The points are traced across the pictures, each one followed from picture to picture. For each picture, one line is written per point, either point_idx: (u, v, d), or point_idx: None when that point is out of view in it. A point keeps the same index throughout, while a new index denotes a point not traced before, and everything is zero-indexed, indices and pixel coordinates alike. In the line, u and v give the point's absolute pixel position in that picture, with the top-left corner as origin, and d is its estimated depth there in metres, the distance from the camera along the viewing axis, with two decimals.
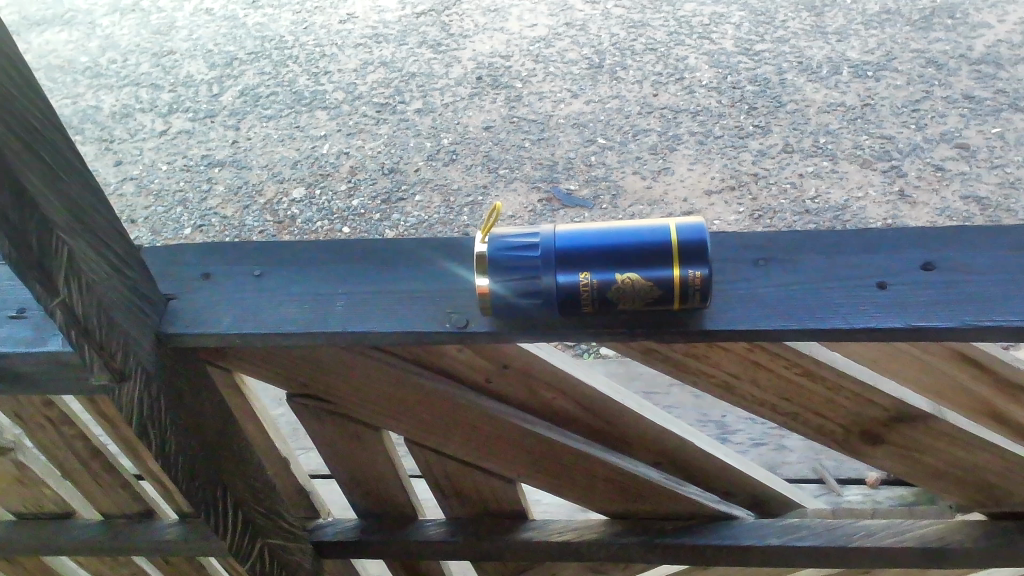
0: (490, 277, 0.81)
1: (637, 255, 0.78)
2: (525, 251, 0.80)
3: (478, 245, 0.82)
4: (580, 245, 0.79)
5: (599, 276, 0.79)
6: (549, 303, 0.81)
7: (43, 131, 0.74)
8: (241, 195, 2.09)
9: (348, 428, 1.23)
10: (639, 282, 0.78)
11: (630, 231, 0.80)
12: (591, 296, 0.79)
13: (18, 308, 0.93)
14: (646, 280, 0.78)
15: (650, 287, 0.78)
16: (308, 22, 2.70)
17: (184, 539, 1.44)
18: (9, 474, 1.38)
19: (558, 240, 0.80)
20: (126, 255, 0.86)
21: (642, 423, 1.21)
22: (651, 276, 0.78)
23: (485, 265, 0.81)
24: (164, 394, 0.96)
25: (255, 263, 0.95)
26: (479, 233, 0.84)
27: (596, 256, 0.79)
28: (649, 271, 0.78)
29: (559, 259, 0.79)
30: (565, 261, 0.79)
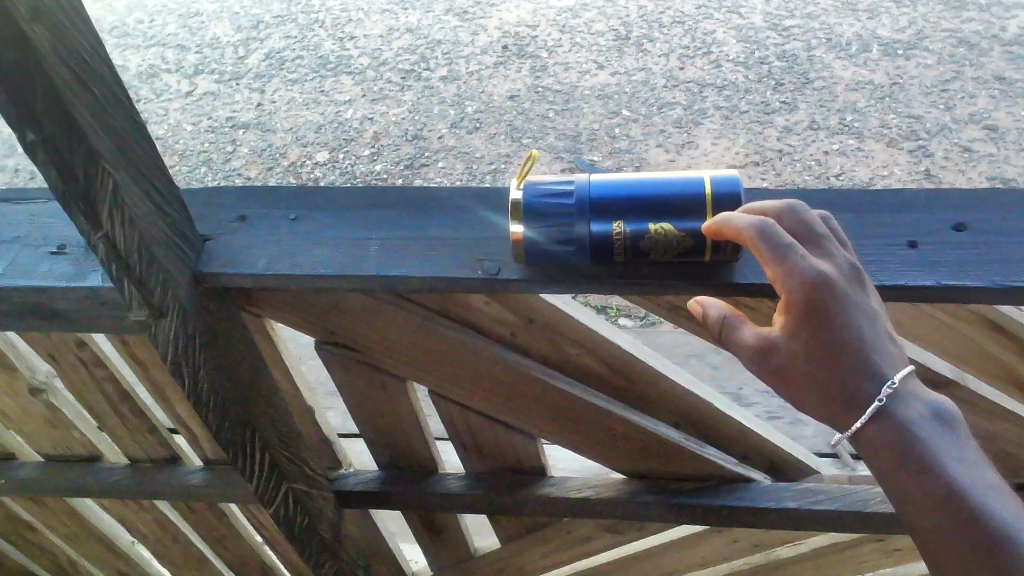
0: (525, 224, 0.82)
1: (670, 206, 0.79)
2: (560, 197, 0.81)
3: (514, 191, 0.83)
4: (613, 195, 0.80)
5: (633, 225, 0.80)
6: (582, 251, 0.82)
7: (93, 66, 0.75)
8: (266, 157, 2.15)
9: (374, 378, 1.25)
10: (672, 233, 0.79)
11: (664, 181, 0.80)
12: (625, 245, 0.80)
13: (59, 244, 0.96)
14: (679, 231, 0.79)
15: (682, 238, 0.79)
16: None
17: (209, 485, 1.47)
18: (41, 414, 1.41)
19: (593, 189, 0.81)
20: (167, 192, 0.87)
21: (665, 382, 1.22)
22: (683, 227, 0.79)
23: (520, 212, 0.82)
24: (199, 334, 0.98)
25: (292, 208, 0.96)
26: (514, 180, 0.85)
27: (630, 206, 0.80)
28: (681, 221, 0.79)
29: (594, 207, 0.80)
30: (600, 209, 0.80)
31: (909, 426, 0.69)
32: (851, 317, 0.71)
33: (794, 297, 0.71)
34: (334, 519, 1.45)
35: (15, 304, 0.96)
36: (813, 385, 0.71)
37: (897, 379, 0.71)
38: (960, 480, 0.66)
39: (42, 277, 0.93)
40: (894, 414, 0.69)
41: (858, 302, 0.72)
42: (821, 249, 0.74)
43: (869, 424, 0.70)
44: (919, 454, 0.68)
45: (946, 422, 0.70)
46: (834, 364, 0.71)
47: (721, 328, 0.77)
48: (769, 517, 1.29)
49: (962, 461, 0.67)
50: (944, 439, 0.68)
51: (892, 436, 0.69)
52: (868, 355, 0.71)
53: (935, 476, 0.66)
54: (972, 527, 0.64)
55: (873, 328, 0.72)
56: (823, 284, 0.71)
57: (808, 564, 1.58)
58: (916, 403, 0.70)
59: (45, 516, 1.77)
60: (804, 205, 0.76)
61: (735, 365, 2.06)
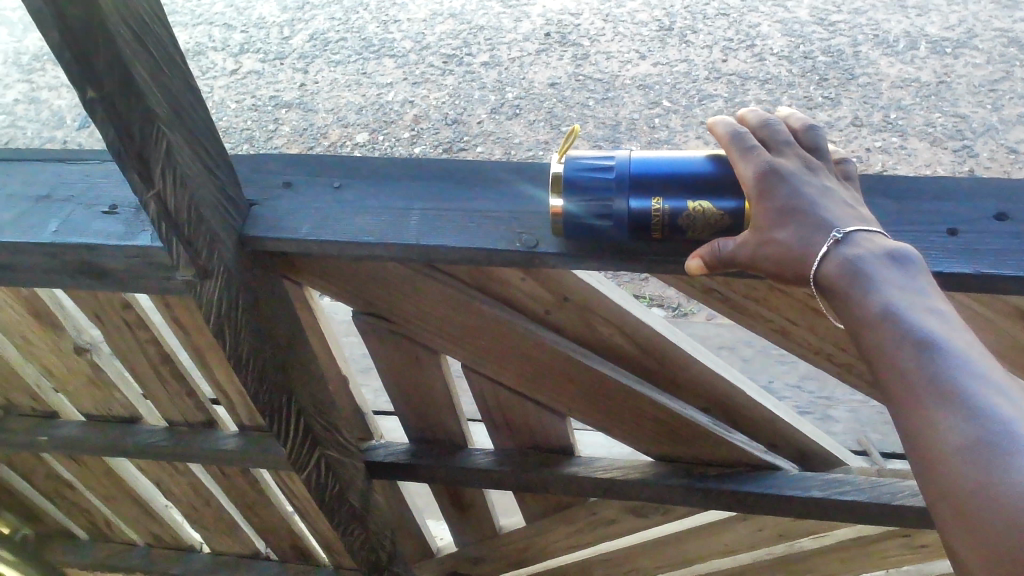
0: (564, 198, 0.83)
1: (710, 185, 0.79)
2: (600, 172, 0.82)
3: (554, 164, 0.83)
4: (653, 172, 0.81)
5: (672, 203, 0.80)
6: (619, 225, 0.83)
7: (152, 27, 0.77)
8: (306, 136, 2.22)
9: (408, 350, 1.27)
10: (710, 212, 0.79)
11: (704, 160, 0.81)
12: (662, 222, 0.81)
13: (110, 204, 0.99)
14: (718, 210, 0.79)
15: (720, 217, 0.79)
16: None
17: (243, 450, 1.50)
18: (84, 373, 1.46)
19: (633, 166, 0.82)
20: (217, 156, 0.90)
21: (696, 366, 1.23)
22: (722, 205, 0.79)
23: (560, 186, 0.83)
24: (242, 296, 1.00)
25: (335, 176, 0.98)
26: (555, 153, 0.85)
27: (669, 184, 0.81)
28: (720, 200, 0.79)
29: (633, 184, 0.81)
30: (639, 186, 0.81)
31: (863, 267, 0.69)
32: (801, 187, 0.74)
33: (747, 181, 0.76)
34: (363, 489, 1.48)
35: (67, 260, 1.00)
36: (771, 255, 0.74)
37: (850, 231, 0.71)
38: (904, 316, 0.64)
39: (94, 235, 0.96)
40: (844, 258, 0.70)
41: (811, 176, 0.75)
42: (780, 139, 0.77)
43: (825, 272, 0.71)
44: (867, 291, 0.67)
45: (905, 266, 0.68)
46: (786, 229, 0.73)
47: (713, 259, 0.78)
48: (796, 505, 1.29)
49: (916, 296, 0.66)
50: (900, 279, 0.67)
51: (844, 278, 0.69)
52: (819, 216, 0.72)
53: (881, 318, 0.65)
54: (909, 348, 0.62)
55: (830, 205, 0.73)
56: (768, 165, 0.75)
57: (832, 557, 1.58)
58: (874, 248, 0.70)
59: (84, 475, 1.82)
60: (775, 114, 0.81)
61: (766, 359, 2.06)
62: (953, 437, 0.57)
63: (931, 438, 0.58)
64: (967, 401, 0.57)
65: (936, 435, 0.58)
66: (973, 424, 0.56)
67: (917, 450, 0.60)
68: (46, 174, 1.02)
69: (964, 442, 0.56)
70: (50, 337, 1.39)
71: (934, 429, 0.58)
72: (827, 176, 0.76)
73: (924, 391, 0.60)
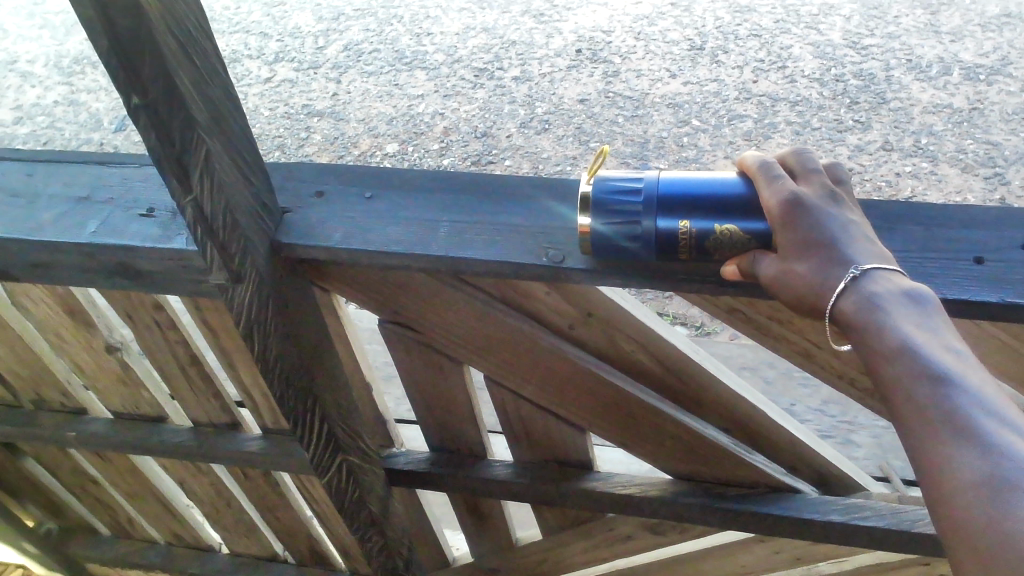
0: (593, 217, 0.84)
1: (737, 207, 0.80)
2: (628, 194, 0.83)
3: (584, 185, 0.85)
4: (681, 194, 0.82)
5: (698, 224, 0.81)
6: (647, 246, 0.83)
7: (195, 36, 0.80)
8: (337, 145, 2.24)
9: (432, 359, 1.28)
10: (737, 234, 0.80)
11: (732, 182, 0.81)
12: (689, 243, 0.82)
13: (148, 208, 1.02)
14: (745, 232, 0.79)
15: (748, 240, 0.79)
16: None
17: (266, 453, 1.52)
18: (114, 372, 1.49)
19: (660, 187, 0.83)
20: (253, 163, 0.92)
21: (717, 386, 1.23)
22: (749, 228, 0.79)
23: (588, 206, 0.85)
24: (272, 301, 1.02)
25: (368, 186, 1.00)
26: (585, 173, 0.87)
27: (697, 205, 0.81)
28: (747, 222, 0.79)
29: (661, 205, 0.82)
30: (666, 207, 0.82)
31: (879, 301, 0.68)
32: (825, 217, 0.73)
33: (772, 209, 0.76)
34: (382, 496, 1.49)
35: (104, 261, 1.02)
36: (790, 284, 0.74)
37: (869, 265, 0.71)
38: (921, 354, 0.64)
39: (131, 237, 0.99)
40: (862, 292, 0.69)
41: (835, 208, 0.74)
42: (810, 173, 0.78)
43: (842, 306, 0.70)
44: (883, 325, 0.66)
45: (921, 300, 0.68)
46: (807, 259, 0.73)
47: (743, 271, 0.80)
48: (814, 529, 1.29)
49: (932, 332, 0.65)
50: (916, 315, 0.67)
51: (860, 312, 0.68)
52: (840, 248, 0.72)
53: (897, 355, 0.64)
54: (927, 388, 0.62)
55: (855, 240, 0.73)
56: (793, 194, 0.75)
57: None
58: (891, 283, 0.69)
59: (109, 472, 1.85)
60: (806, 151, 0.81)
61: (788, 381, 2.06)
62: (972, 479, 0.57)
63: (948, 477, 0.58)
64: (985, 443, 0.57)
65: (953, 475, 0.58)
66: (988, 467, 0.56)
67: (933, 488, 0.59)
68: (86, 176, 1.05)
69: (983, 485, 0.56)
70: (82, 335, 1.42)
71: (951, 471, 0.58)
72: (851, 210, 0.76)
73: (940, 431, 0.60)
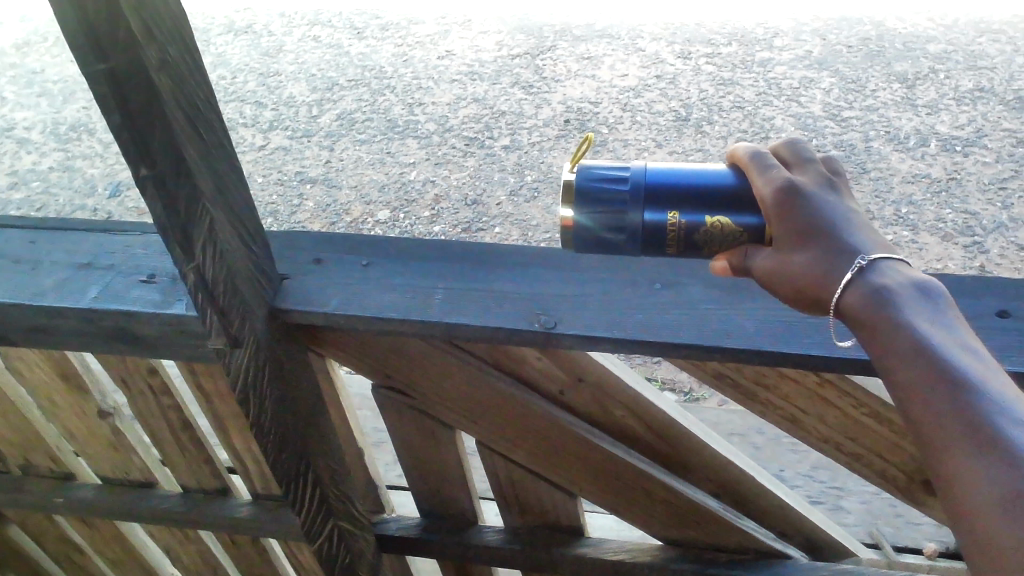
0: (577, 208, 0.81)
1: (729, 200, 0.78)
2: (614, 183, 0.80)
3: (566, 173, 0.82)
4: (669, 184, 0.80)
5: (689, 217, 0.79)
6: (633, 240, 0.80)
7: (202, 111, 0.83)
8: (330, 212, 2.34)
9: (425, 424, 1.29)
10: (729, 227, 0.77)
11: (723, 174, 0.80)
12: (678, 236, 0.79)
13: (149, 273, 1.04)
14: (738, 226, 0.77)
15: (741, 234, 0.78)
16: (408, 56, 2.87)
17: (255, 518, 1.51)
18: (105, 436, 1.48)
19: (648, 177, 0.80)
20: (254, 231, 0.95)
21: (707, 451, 1.25)
22: (742, 222, 0.77)
23: (573, 196, 0.81)
24: (268, 366, 1.03)
25: (366, 255, 1.03)
26: (567, 163, 0.84)
27: (686, 196, 0.79)
28: (740, 216, 0.78)
29: (649, 196, 0.79)
30: (654, 198, 0.79)
31: (891, 297, 0.66)
32: (823, 207, 0.72)
33: (765, 199, 0.74)
34: (372, 562, 1.49)
35: (103, 325, 1.04)
36: (788, 275, 0.72)
37: (874, 258, 0.69)
38: (937, 353, 0.62)
39: (133, 302, 1.01)
40: (872, 286, 0.67)
41: (833, 198, 0.73)
42: (803, 163, 0.76)
43: (848, 301, 0.68)
44: (895, 322, 0.65)
45: (933, 298, 0.66)
46: (806, 250, 0.71)
47: (735, 265, 0.77)
48: None
49: (946, 331, 0.64)
50: (929, 312, 0.65)
51: (871, 307, 0.67)
52: (841, 238, 0.71)
53: (912, 354, 0.63)
54: (943, 388, 0.60)
55: (854, 233, 0.71)
56: (790, 182, 0.73)
57: None
58: (902, 278, 0.67)
59: (94, 539, 1.83)
60: (799, 142, 0.80)
61: (777, 447, 2.07)
62: (990, 487, 0.55)
63: (963, 480, 0.57)
64: (1002, 448, 0.56)
65: (970, 481, 0.56)
66: (1006, 475, 0.55)
67: (947, 495, 0.58)
68: (89, 243, 1.07)
69: (1003, 492, 0.54)
70: (75, 399, 1.42)
71: (966, 475, 0.57)
72: (849, 200, 0.75)
73: (957, 433, 0.58)
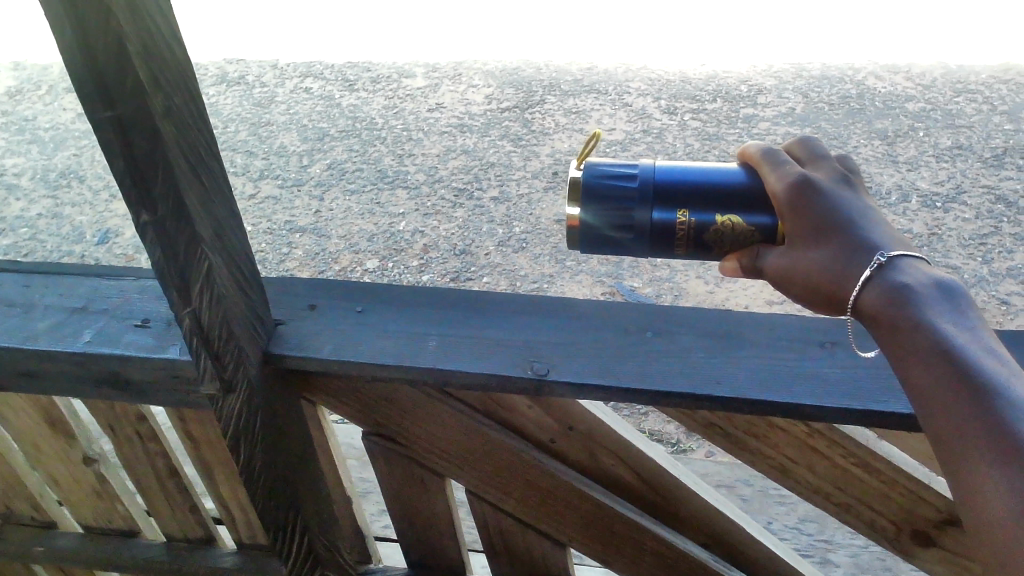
0: (583, 206, 0.81)
1: (738, 198, 0.78)
2: (623, 180, 0.80)
3: (573, 171, 0.81)
4: (679, 181, 0.79)
5: (698, 215, 0.78)
6: (641, 239, 0.80)
7: (205, 160, 0.85)
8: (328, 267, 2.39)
9: (415, 473, 1.28)
10: (740, 226, 0.77)
11: (731, 172, 0.80)
12: (688, 235, 0.79)
13: (143, 318, 1.04)
14: (747, 224, 0.77)
15: (751, 232, 0.77)
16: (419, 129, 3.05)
17: (240, 568, 1.49)
18: (89, 483, 1.47)
19: (657, 174, 0.80)
20: (250, 276, 0.96)
21: (696, 501, 1.26)
22: (752, 220, 0.77)
23: (579, 194, 0.81)
24: (260, 411, 1.03)
25: (359, 301, 1.06)
26: (574, 160, 0.84)
27: (697, 194, 0.79)
28: (751, 215, 0.77)
29: (658, 194, 0.79)
30: (664, 196, 0.79)
31: (910, 296, 0.65)
32: (838, 200, 0.73)
33: (778, 194, 0.75)
34: None
35: (95, 371, 1.04)
36: (803, 269, 0.72)
37: (894, 254, 0.69)
38: (956, 355, 0.60)
39: (125, 346, 1.01)
40: (890, 285, 0.67)
41: (848, 194, 0.74)
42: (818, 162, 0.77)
43: (866, 299, 0.68)
44: (915, 321, 0.64)
45: (955, 297, 0.65)
46: (821, 243, 0.71)
47: (746, 266, 0.77)
48: None
49: (968, 332, 0.62)
50: (949, 312, 0.64)
51: (889, 307, 0.66)
52: (857, 231, 0.71)
53: (930, 356, 0.62)
54: (962, 390, 0.59)
55: (869, 226, 0.71)
56: (805, 176, 0.74)
57: None
58: (921, 278, 0.66)
59: None
60: (816, 142, 0.81)
61: (765, 499, 2.07)
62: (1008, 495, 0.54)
63: (979, 490, 0.56)
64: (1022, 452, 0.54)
65: (988, 489, 0.56)
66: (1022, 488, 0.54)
67: (963, 499, 0.57)
68: (83, 288, 1.08)
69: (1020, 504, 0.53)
70: (60, 445, 1.41)
71: (983, 486, 0.56)
72: (864, 197, 0.75)
73: (974, 439, 0.57)
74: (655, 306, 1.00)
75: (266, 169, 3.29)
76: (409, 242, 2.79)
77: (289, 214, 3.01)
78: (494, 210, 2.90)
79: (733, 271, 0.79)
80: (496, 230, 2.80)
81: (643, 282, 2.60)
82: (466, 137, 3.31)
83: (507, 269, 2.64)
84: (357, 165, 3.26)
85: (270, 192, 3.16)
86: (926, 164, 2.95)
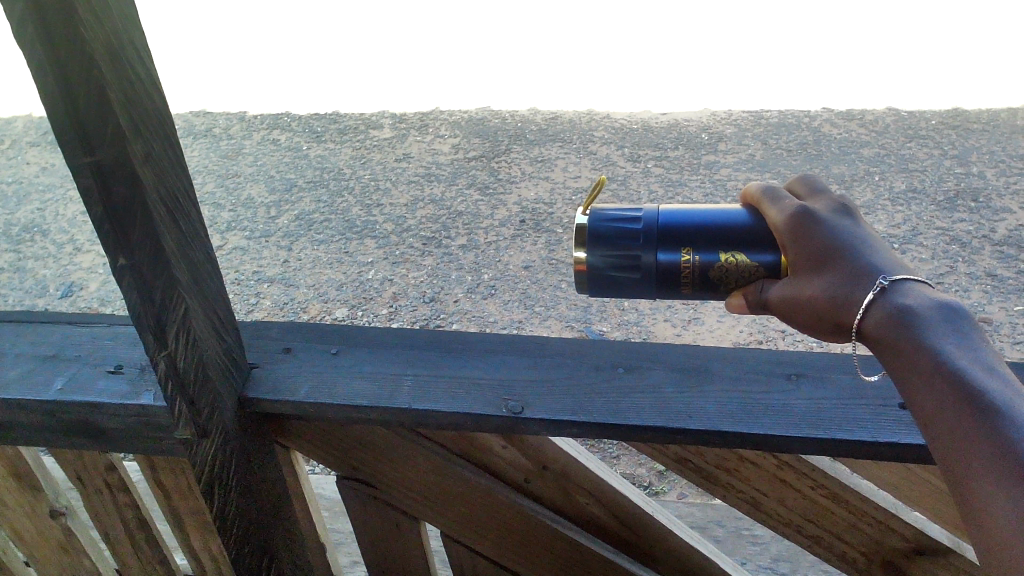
0: (589, 251, 0.80)
1: (741, 237, 0.78)
2: (628, 223, 0.80)
3: (578, 216, 0.81)
4: (682, 223, 0.80)
5: (702, 255, 0.78)
6: (646, 280, 0.80)
7: (183, 206, 0.86)
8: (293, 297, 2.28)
9: (389, 517, 1.28)
10: (745, 263, 0.77)
11: (736, 213, 0.80)
12: (692, 274, 0.79)
13: (116, 364, 1.04)
14: (751, 261, 0.77)
15: (756, 270, 0.78)
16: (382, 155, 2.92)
17: None
18: (55, 537, 1.44)
19: (660, 217, 0.80)
20: (226, 321, 0.97)
21: (670, 539, 1.26)
22: (756, 257, 0.78)
23: (583, 239, 0.81)
24: (233, 456, 1.02)
25: (333, 344, 1.07)
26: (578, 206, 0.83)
27: (700, 235, 0.79)
28: (754, 252, 0.78)
29: (662, 234, 0.79)
30: (667, 236, 0.79)
31: (912, 319, 0.63)
32: (836, 226, 0.71)
33: (780, 226, 0.74)
34: None
35: (66, 419, 1.03)
36: (804, 298, 0.70)
37: (895, 278, 0.66)
38: (961, 377, 0.58)
39: (98, 393, 1.01)
40: (891, 308, 0.64)
41: (847, 218, 0.72)
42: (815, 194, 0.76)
43: (869, 323, 0.65)
44: (918, 344, 0.61)
45: (959, 318, 0.62)
46: (821, 272, 0.70)
47: (751, 302, 0.77)
48: None
49: (972, 353, 0.60)
50: (953, 332, 0.61)
51: (891, 329, 0.63)
52: (856, 256, 0.69)
53: (936, 377, 0.59)
54: (968, 415, 0.57)
55: (869, 252, 0.69)
56: (802, 207, 0.73)
57: None
58: (924, 300, 0.64)
59: None
60: (817, 179, 0.80)
61: (738, 539, 2.07)
62: (1010, 518, 0.53)
63: (991, 515, 0.54)
64: None
65: (999, 516, 0.53)
66: None
67: (973, 523, 0.55)
68: (55, 336, 1.08)
69: None
70: (24, 502, 1.38)
71: (993, 511, 0.54)
72: (864, 224, 0.73)
73: (984, 464, 0.55)
74: (631, 345, 1.02)
75: (234, 221, 3.30)
76: (378, 290, 2.80)
77: (257, 264, 3.02)
78: (462, 257, 2.93)
79: (740, 308, 0.78)
80: (465, 277, 2.83)
81: (612, 326, 2.64)
82: (434, 187, 3.37)
83: (476, 316, 2.65)
84: (326, 215, 3.29)
85: (237, 243, 3.16)
86: (881, 208, 3.05)
